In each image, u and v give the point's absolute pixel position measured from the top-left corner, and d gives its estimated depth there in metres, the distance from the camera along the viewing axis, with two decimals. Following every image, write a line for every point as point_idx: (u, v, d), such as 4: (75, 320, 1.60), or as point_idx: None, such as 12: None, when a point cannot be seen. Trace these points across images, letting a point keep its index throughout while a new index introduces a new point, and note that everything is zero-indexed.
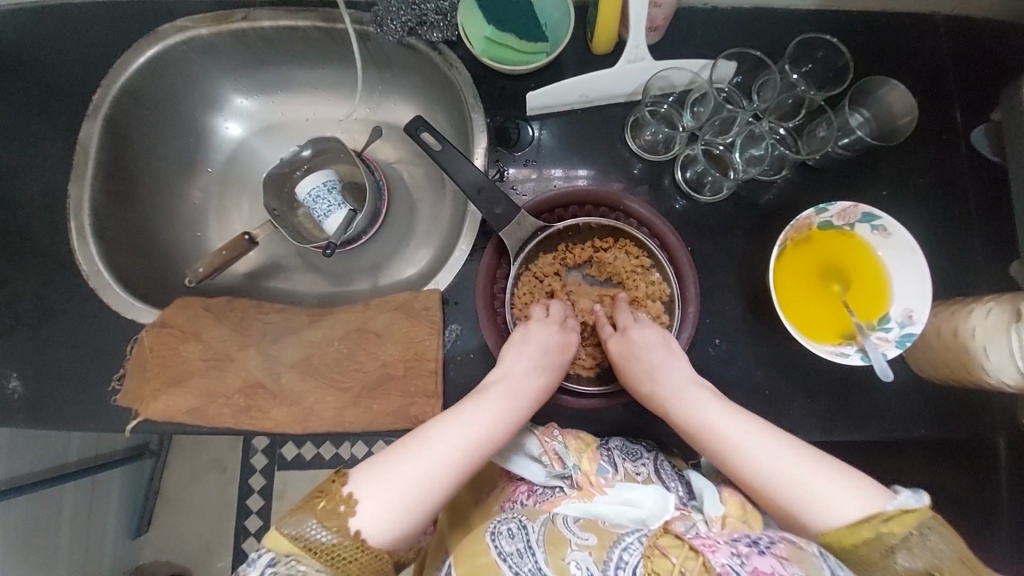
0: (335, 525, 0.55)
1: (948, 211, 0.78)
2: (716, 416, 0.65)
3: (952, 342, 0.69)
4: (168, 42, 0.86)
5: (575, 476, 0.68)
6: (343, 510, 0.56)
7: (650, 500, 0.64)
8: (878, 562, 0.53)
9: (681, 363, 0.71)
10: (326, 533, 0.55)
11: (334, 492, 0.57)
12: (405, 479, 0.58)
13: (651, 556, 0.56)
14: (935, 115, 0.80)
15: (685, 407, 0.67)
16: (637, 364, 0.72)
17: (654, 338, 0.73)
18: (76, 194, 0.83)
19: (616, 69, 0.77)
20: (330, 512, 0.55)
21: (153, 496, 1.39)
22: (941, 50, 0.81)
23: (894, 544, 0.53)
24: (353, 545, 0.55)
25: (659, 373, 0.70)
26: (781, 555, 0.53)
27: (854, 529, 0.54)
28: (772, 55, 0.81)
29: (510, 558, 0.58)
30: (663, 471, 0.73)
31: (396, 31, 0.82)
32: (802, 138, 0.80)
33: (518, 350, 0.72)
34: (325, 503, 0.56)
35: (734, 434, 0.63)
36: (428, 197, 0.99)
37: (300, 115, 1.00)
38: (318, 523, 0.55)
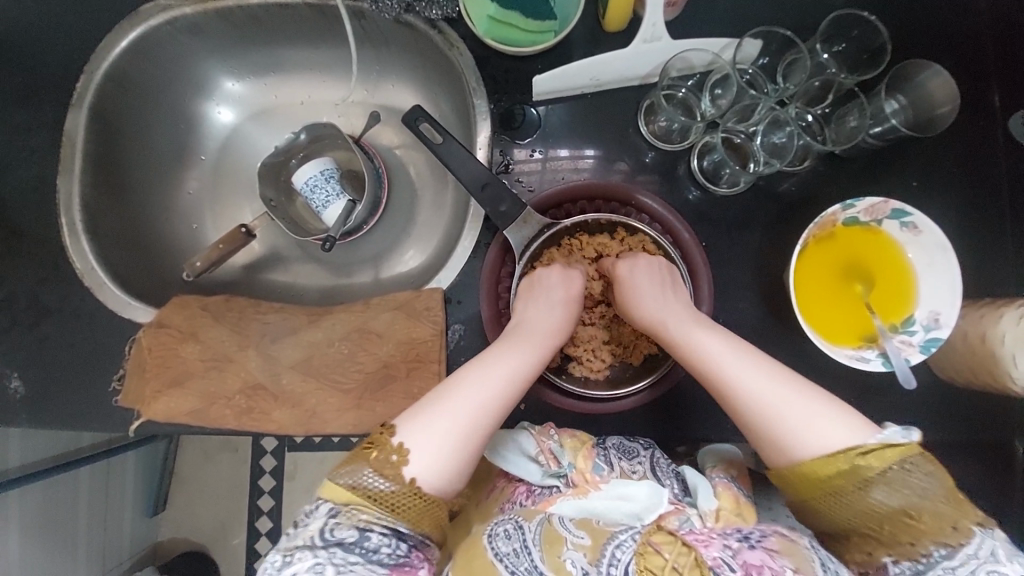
0: (390, 474, 0.56)
1: (982, 201, 0.73)
2: (717, 344, 0.63)
3: (979, 346, 0.67)
4: (150, 23, 0.81)
5: (570, 475, 0.67)
6: (395, 459, 0.56)
7: (642, 494, 0.63)
8: (851, 493, 0.55)
9: (682, 293, 0.70)
10: (382, 481, 0.55)
11: (384, 442, 0.57)
12: (446, 421, 0.58)
13: (644, 554, 0.57)
14: (975, 97, 0.74)
15: (680, 332, 0.66)
16: (630, 287, 0.70)
17: (653, 267, 0.71)
18: (64, 189, 0.80)
19: (630, 49, 0.71)
20: (385, 461, 0.56)
21: (168, 479, 1.42)
22: (986, 24, 0.74)
23: (870, 478, 0.54)
24: (410, 492, 0.55)
25: (657, 299, 0.69)
26: (771, 548, 0.56)
27: (829, 459, 0.55)
28: (802, 33, 0.74)
29: (507, 557, 0.58)
30: (659, 468, 0.70)
31: (393, 8, 0.77)
32: (830, 125, 0.74)
33: (536, 293, 0.71)
34: (377, 454, 0.56)
35: (734, 361, 0.61)
36: (430, 185, 0.94)
37: (294, 99, 0.95)
38: (374, 472, 0.55)
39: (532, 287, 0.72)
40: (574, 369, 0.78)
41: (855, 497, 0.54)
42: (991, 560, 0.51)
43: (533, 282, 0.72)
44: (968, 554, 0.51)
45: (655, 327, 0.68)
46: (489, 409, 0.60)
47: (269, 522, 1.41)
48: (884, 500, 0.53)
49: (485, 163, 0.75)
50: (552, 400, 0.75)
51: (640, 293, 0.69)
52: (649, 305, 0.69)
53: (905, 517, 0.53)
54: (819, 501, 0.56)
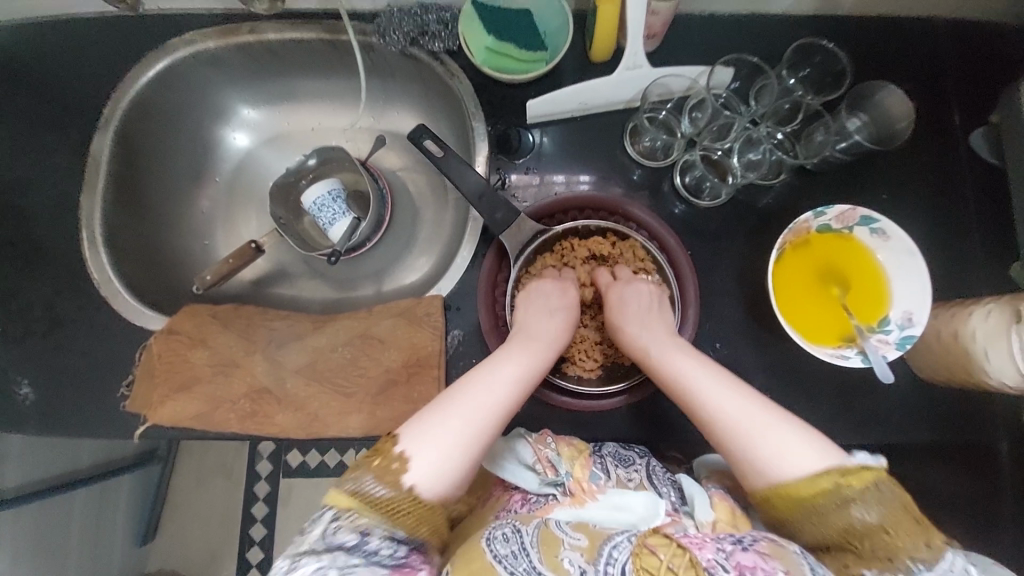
0: (390, 481, 0.56)
1: (947, 213, 0.79)
2: (694, 368, 0.66)
3: (952, 345, 0.69)
4: (175, 56, 0.88)
5: (567, 484, 0.68)
6: (395, 467, 0.56)
7: (639, 504, 0.65)
8: (831, 512, 0.55)
9: (666, 319, 0.74)
10: (383, 488, 0.55)
11: (387, 450, 0.57)
12: (449, 431, 0.59)
13: (639, 554, 0.57)
14: (934, 117, 0.81)
15: (661, 358, 0.68)
16: (620, 313, 0.75)
17: (642, 292, 0.75)
18: (88, 205, 0.85)
19: (615, 77, 0.78)
20: (385, 468, 0.56)
21: (162, 503, 1.40)
22: (939, 52, 0.81)
23: (850, 496, 0.54)
24: (409, 499, 0.55)
25: (639, 326, 0.72)
26: (763, 551, 0.55)
27: (811, 480, 0.56)
28: (770, 61, 0.82)
29: (505, 560, 0.57)
30: (655, 476, 0.72)
31: (399, 42, 0.84)
32: (800, 141, 0.80)
33: (537, 307, 0.75)
34: (379, 461, 0.57)
35: (710, 385, 0.63)
36: (431, 204, 1.00)
37: (305, 125, 1.02)
38: (375, 479, 0.56)
39: (529, 296, 0.76)
40: (568, 368, 0.82)
41: (834, 514, 0.55)
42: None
43: (529, 292, 0.77)
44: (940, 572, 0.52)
45: (638, 353, 0.71)
46: (489, 418, 0.61)
47: (261, 548, 1.39)
48: (864, 516, 0.54)
49: (484, 177, 0.81)
50: (548, 398, 0.78)
51: (624, 320, 0.74)
52: (631, 332, 0.73)
53: (883, 534, 0.53)
54: (799, 519, 0.56)
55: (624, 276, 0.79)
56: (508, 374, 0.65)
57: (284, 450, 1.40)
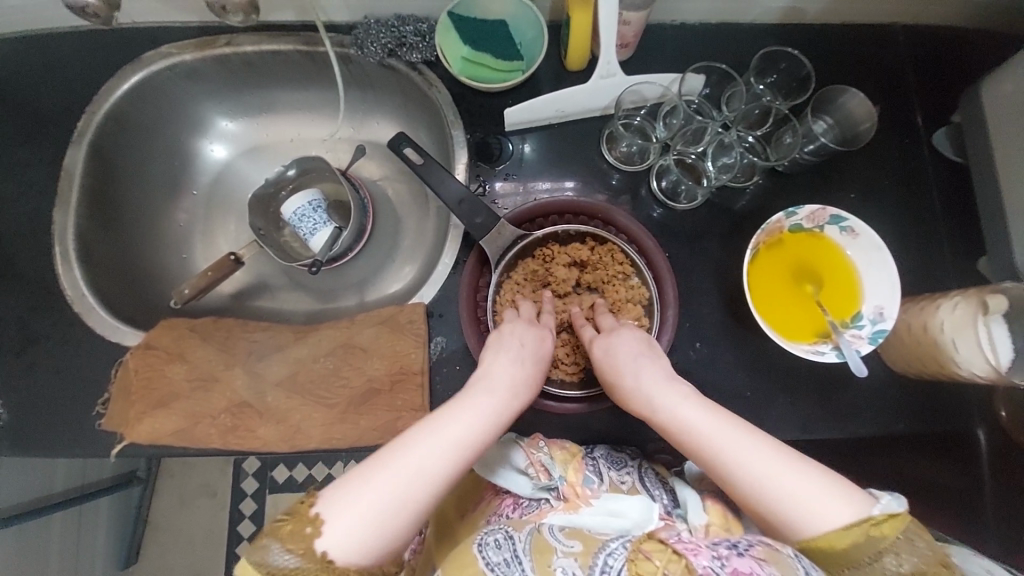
0: (299, 549, 0.52)
1: (914, 211, 0.81)
2: (701, 422, 0.61)
3: (922, 336, 0.71)
4: (151, 69, 0.88)
5: (560, 488, 0.69)
6: (308, 531, 0.52)
7: (634, 510, 0.66)
8: (866, 569, 0.53)
9: (661, 363, 0.68)
10: (291, 557, 0.51)
11: (301, 513, 0.53)
12: (372, 496, 0.54)
13: (635, 560, 0.55)
14: (898, 118, 0.84)
15: (666, 410, 0.64)
16: (613, 362, 0.70)
17: (633, 339, 0.71)
18: (60, 220, 0.84)
19: (590, 85, 0.80)
20: (296, 535, 0.52)
21: (142, 524, 1.36)
22: (900, 57, 0.85)
23: (883, 548, 0.53)
24: (318, 568, 0.51)
25: (637, 373, 0.67)
26: (759, 557, 0.53)
27: (843, 531, 0.53)
28: (739, 68, 0.84)
29: (497, 568, 0.57)
30: (648, 480, 0.73)
31: (377, 54, 0.85)
32: (770, 144, 0.83)
33: (502, 355, 0.68)
34: (291, 525, 0.52)
35: (722, 442, 0.59)
36: (413, 212, 1.00)
37: (284, 136, 1.01)
38: (283, 547, 0.52)
39: (502, 339, 0.70)
40: (551, 372, 0.81)
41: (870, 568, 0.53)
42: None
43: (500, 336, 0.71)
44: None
45: (641, 406, 0.66)
46: (420, 484, 0.55)
47: None
48: (897, 568, 0.53)
49: (463, 183, 0.82)
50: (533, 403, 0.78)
51: (621, 371, 0.69)
52: (629, 383, 0.68)
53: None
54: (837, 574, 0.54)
55: (607, 327, 0.75)
56: (456, 434, 0.58)
57: (270, 466, 1.38)
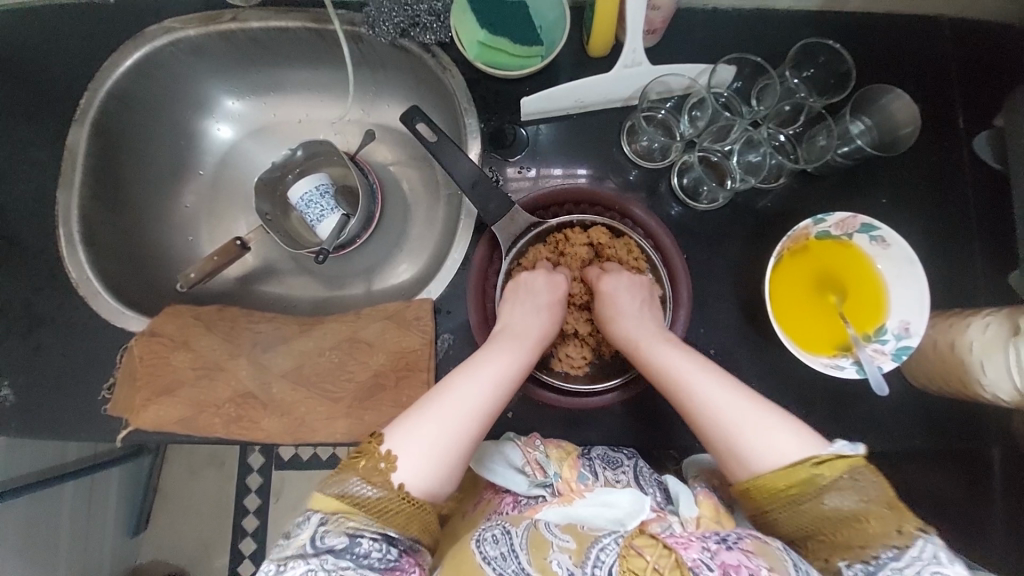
0: (377, 482, 0.55)
1: (948, 219, 0.77)
2: (684, 362, 0.65)
3: (949, 355, 0.69)
4: (155, 44, 0.84)
5: (555, 484, 0.67)
6: (383, 466, 0.56)
7: (625, 501, 0.63)
8: (809, 503, 0.55)
9: (658, 318, 0.73)
10: (369, 488, 0.54)
11: (373, 450, 0.57)
12: (427, 433, 0.58)
13: (626, 556, 0.55)
14: (939, 120, 0.79)
15: (647, 351, 0.68)
16: (607, 303, 0.74)
17: (630, 284, 0.75)
18: (63, 201, 0.82)
19: (612, 74, 0.75)
20: (372, 468, 0.55)
21: (153, 494, 1.40)
22: (947, 53, 0.79)
23: (825, 486, 0.55)
24: (398, 497, 0.55)
25: (628, 316, 0.72)
26: (747, 549, 0.54)
27: (787, 470, 0.56)
28: (773, 59, 0.79)
29: (494, 561, 0.58)
30: (643, 478, 0.71)
31: (389, 33, 0.80)
32: (801, 145, 0.78)
33: (523, 307, 0.73)
34: (365, 462, 0.56)
35: (702, 382, 0.63)
36: (423, 200, 0.97)
37: (292, 116, 0.98)
38: (361, 480, 0.55)
39: (519, 291, 0.75)
40: (556, 364, 0.80)
41: (811, 504, 0.55)
42: (934, 562, 0.51)
43: (519, 285, 0.75)
44: (913, 556, 0.51)
45: (633, 346, 0.70)
46: (467, 421, 0.60)
47: (253, 543, 1.38)
48: (839, 504, 0.54)
49: (478, 162, 0.79)
50: (536, 395, 0.76)
51: (620, 315, 0.72)
52: (619, 325, 0.72)
53: (857, 521, 0.54)
54: (777, 509, 0.56)
55: (613, 267, 0.77)
56: (487, 376, 0.63)
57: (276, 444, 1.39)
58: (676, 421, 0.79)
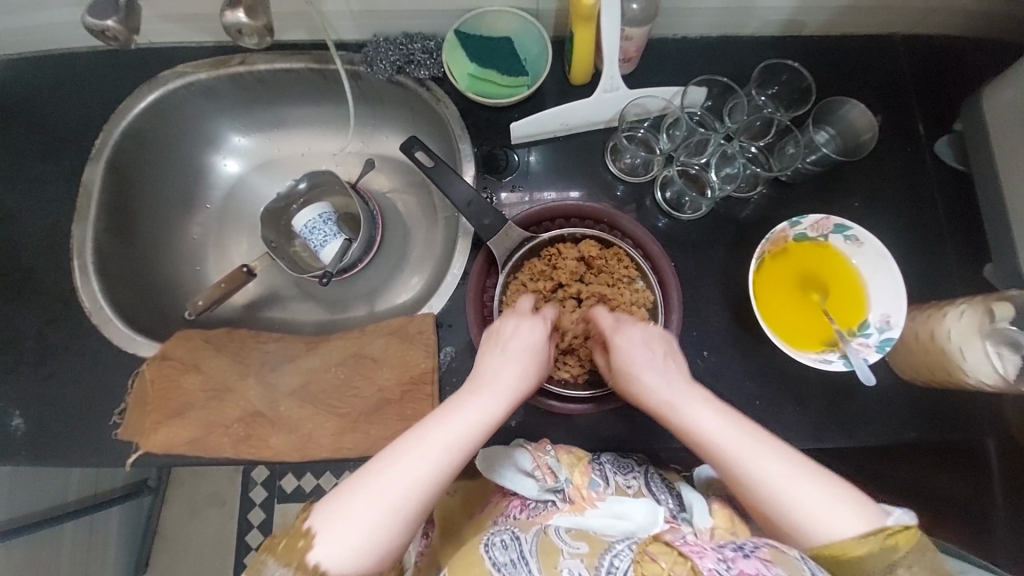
0: (293, 562, 0.52)
1: (917, 218, 0.82)
2: (706, 422, 0.62)
3: (930, 345, 0.72)
4: (168, 88, 0.91)
5: (567, 490, 0.68)
6: (300, 544, 0.53)
7: (640, 513, 0.64)
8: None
9: (680, 367, 0.69)
10: (285, 571, 0.52)
11: (296, 528, 0.54)
12: (360, 504, 0.54)
13: (640, 561, 0.55)
14: (900, 127, 0.85)
15: (685, 414, 0.63)
16: (628, 355, 0.70)
17: (650, 335, 0.71)
18: (79, 234, 0.87)
19: (594, 98, 0.82)
20: (289, 548, 0.52)
21: (152, 534, 1.38)
22: (901, 67, 0.86)
23: (897, 560, 0.53)
24: None
25: (654, 373, 0.68)
26: (765, 558, 0.52)
27: (856, 541, 0.53)
28: (740, 80, 0.86)
29: (505, 567, 0.57)
30: (653, 483, 0.72)
31: (386, 71, 0.87)
32: (773, 155, 0.84)
33: (499, 355, 0.69)
34: (285, 540, 0.53)
35: (741, 450, 0.59)
36: (421, 223, 1.02)
37: (295, 150, 1.04)
38: (278, 561, 0.52)
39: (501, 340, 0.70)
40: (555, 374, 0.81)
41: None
42: None
43: (492, 335, 0.72)
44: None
45: (657, 405, 0.66)
46: (410, 490, 0.55)
47: None
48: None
49: (473, 184, 0.85)
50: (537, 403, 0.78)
51: (638, 370, 0.68)
52: (645, 381, 0.68)
53: None
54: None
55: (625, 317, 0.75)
56: (447, 436, 0.58)
57: (278, 476, 1.39)
58: None
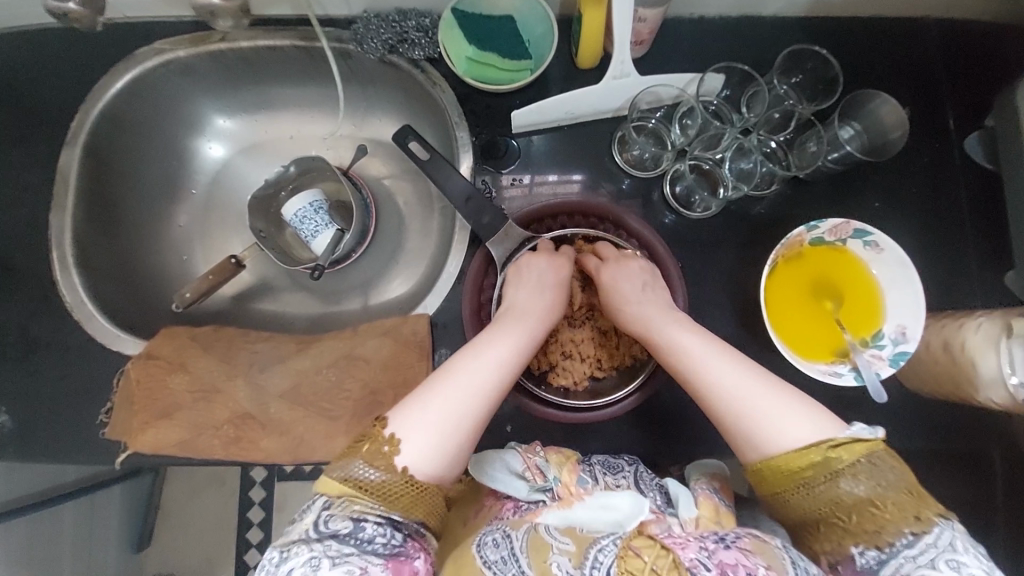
0: (381, 465, 0.56)
1: (942, 220, 0.77)
2: (691, 344, 0.65)
3: (941, 355, 0.69)
4: (146, 65, 0.84)
5: (555, 488, 0.66)
6: (387, 450, 0.56)
7: (624, 503, 0.62)
8: (822, 485, 0.55)
9: (662, 294, 0.72)
10: (373, 471, 0.55)
11: (377, 434, 0.57)
12: (435, 413, 0.59)
13: (624, 556, 0.56)
14: (928, 121, 0.79)
15: (664, 334, 0.67)
16: (619, 287, 0.72)
17: (638, 270, 0.73)
18: (57, 225, 0.82)
19: (600, 85, 0.75)
20: (376, 452, 0.56)
21: (154, 510, 1.39)
22: (935, 54, 0.79)
23: (841, 469, 0.54)
24: (402, 481, 0.55)
25: (640, 302, 0.70)
26: (746, 548, 0.55)
27: (796, 454, 0.56)
28: (761, 67, 0.79)
29: (494, 565, 0.58)
30: (643, 482, 0.70)
31: (377, 50, 0.81)
32: (793, 150, 0.79)
33: (525, 283, 0.72)
34: (370, 445, 0.57)
35: (732, 365, 0.62)
36: (417, 214, 0.97)
37: (283, 133, 0.97)
38: (365, 463, 0.56)
39: (521, 272, 0.73)
40: (555, 379, 0.79)
41: (824, 487, 0.55)
42: (949, 549, 0.51)
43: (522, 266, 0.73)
44: (928, 543, 0.51)
45: (638, 328, 0.70)
46: (475, 401, 0.60)
47: (258, 556, 1.39)
48: (854, 489, 0.54)
49: (468, 177, 0.80)
50: (533, 410, 0.76)
51: (625, 301, 0.71)
52: (632, 307, 0.70)
53: (871, 506, 0.53)
54: (792, 492, 0.56)
55: (610, 255, 0.75)
56: (497, 354, 0.64)
57: None
58: (676, 430, 0.78)
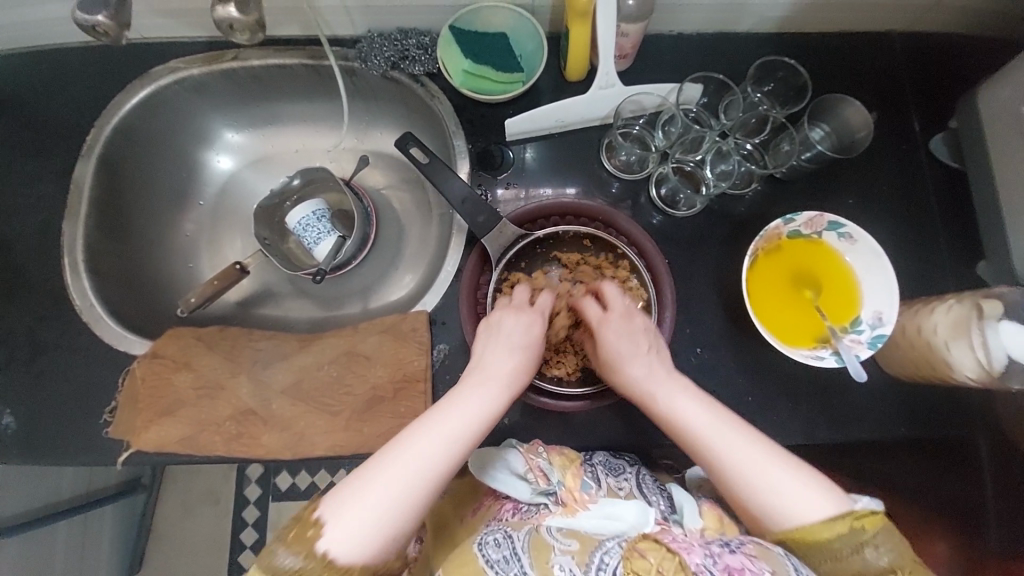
0: (303, 551, 0.52)
1: (911, 215, 0.82)
2: (697, 412, 0.62)
3: (916, 340, 0.73)
4: (160, 83, 0.90)
5: (559, 493, 0.66)
6: (310, 533, 0.53)
7: (630, 513, 0.62)
8: (846, 558, 0.55)
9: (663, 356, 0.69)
10: (295, 559, 0.52)
11: (306, 518, 0.54)
12: (371, 494, 0.54)
13: (629, 558, 0.55)
14: (896, 125, 0.85)
15: (669, 405, 0.64)
16: (620, 345, 0.69)
17: (641, 328, 0.70)
18: (70, 231, 0.86)
19: (587, 95, 0.81)
20: (300, 538, 0.53)
21: (147, 530, 1.36)
22: (898, 65, 0.86)
23: (863, 540, 0.55)
24: (321, 565, 0.52)
25: (640, 365, 0.67)
26: (751, 553, 0.54)
27: (824, 526, 0.55)
28: (736, 77, 0.86)
29: (497, 565, 0.58)
30: (645, 485, 0.71)
31: (380, 66, 0.87)
32: (768, 152, 0.84)
33: (494, 345, 0.67)
34: (296, 530, 0.53)
35: (721, 432, 0.61)
36: (416, 220, 1.01)
37: (290, 146, 1.03)
38: (288, 550, 0.52)
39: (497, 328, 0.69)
40: (549, 369, 0.81)
41: (851, 558, 0.55)
42: None
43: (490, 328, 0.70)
44: None
45: (639, 394, 0.67)
46: (417, 482, 0.55)
47: None
48: (877, 560, 0.54)
49: (467, 180, 0.84)
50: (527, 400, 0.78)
51: (624, 361, 0.68)
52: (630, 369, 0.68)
53: None
54: (816, 563, 0.55)
55: (616, 307, 0.72)
56: (451, 427, 0.58)
57: (273, 474, 1.37)
58: None
